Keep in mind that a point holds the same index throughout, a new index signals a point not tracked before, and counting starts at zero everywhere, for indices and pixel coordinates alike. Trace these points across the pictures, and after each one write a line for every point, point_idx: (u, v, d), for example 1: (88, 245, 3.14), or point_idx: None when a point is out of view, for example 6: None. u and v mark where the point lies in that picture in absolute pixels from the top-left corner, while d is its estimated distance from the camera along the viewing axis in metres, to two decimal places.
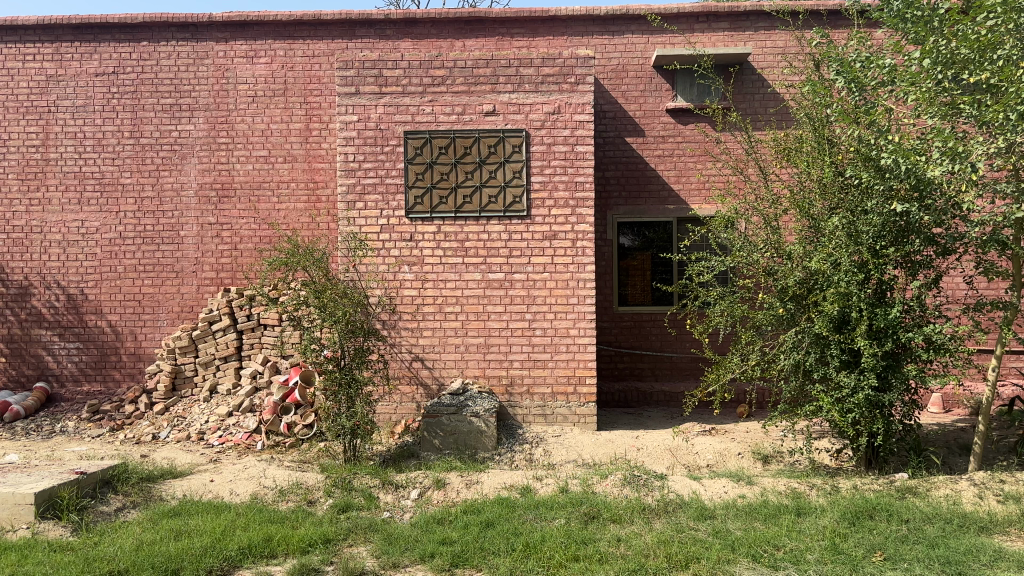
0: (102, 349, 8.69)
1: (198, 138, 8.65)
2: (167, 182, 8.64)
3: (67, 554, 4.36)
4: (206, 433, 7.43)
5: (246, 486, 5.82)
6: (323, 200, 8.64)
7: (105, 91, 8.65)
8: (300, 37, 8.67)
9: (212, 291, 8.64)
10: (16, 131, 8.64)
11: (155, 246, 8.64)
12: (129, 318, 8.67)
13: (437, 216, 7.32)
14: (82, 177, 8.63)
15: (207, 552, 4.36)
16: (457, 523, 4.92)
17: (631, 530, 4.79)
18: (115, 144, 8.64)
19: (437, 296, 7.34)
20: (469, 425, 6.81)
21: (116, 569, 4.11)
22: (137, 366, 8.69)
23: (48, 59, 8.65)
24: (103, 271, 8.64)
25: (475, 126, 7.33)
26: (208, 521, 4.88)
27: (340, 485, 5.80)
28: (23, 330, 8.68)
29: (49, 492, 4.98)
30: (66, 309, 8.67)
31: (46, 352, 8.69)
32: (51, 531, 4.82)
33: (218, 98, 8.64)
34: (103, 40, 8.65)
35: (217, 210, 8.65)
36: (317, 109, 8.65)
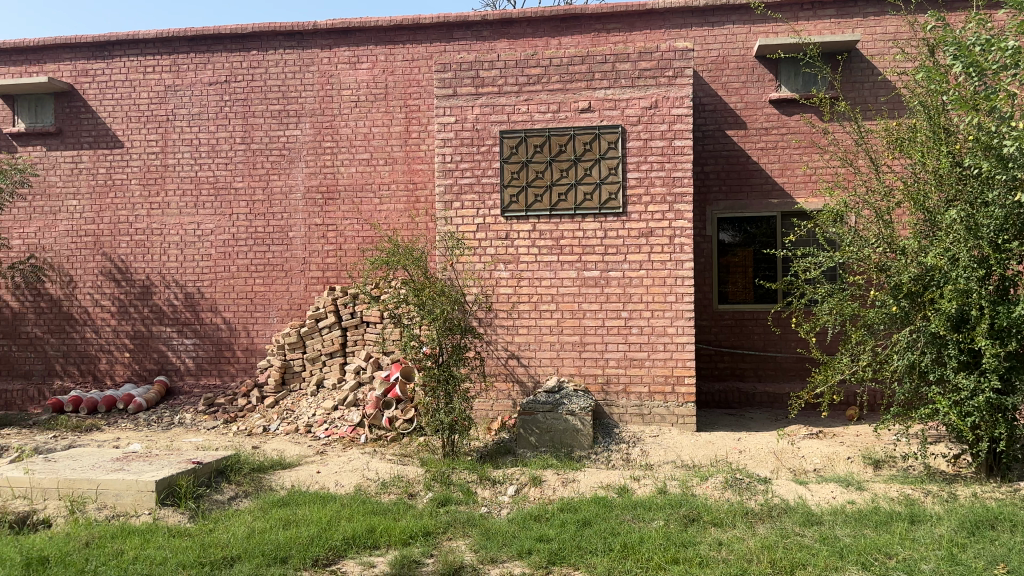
0: (216, 345, 9.12)
1: (305, 143, 8.97)
2: (275, 185, 9.00)
3: (185, 539, 4.60)
4: (313, 426, 7.70)
5: (350, 478, 5.99)
6: (422, 201, 8.78)
7: (219, 100, 9.08)
8: (400, 41, 8.85)
9: (318, 291, 8.94)
10: (138, 139, 9.19)
11: (265, 247, 9.01)
12: (243, 316, 9.07)
13: (532, 214, 7.34)
14: (199, 181, 9.10)
15: (314, 541, 4.50)
16: (554, 520, 4.92)
17: (733, 534, 4.66)
18: (228, 150, 9.06)
19: (532, 295, 7.36)
20: (565, 423, 6.78)
21: (230, 554, 4.31)
22: (249, 361, 9.08)
23: (167, 70, 9.15)
24: (218, 271, 9.08)
25: (571, 123, 7.31)
26: (315, 511, 5.06)
27: (439, 479, 5.90)
28: (146, 326, 9.23)
29: (168, 480, 5.28)
30: (184, 307, 9.15)
31: (167, 347, 9.21)
32: (170, 517, 5.10)
33: (323, 103, 8.94)
34: (216, 50, 9.09)
35: (323, 212, 8.94)
36: (416, 112, 8.81)
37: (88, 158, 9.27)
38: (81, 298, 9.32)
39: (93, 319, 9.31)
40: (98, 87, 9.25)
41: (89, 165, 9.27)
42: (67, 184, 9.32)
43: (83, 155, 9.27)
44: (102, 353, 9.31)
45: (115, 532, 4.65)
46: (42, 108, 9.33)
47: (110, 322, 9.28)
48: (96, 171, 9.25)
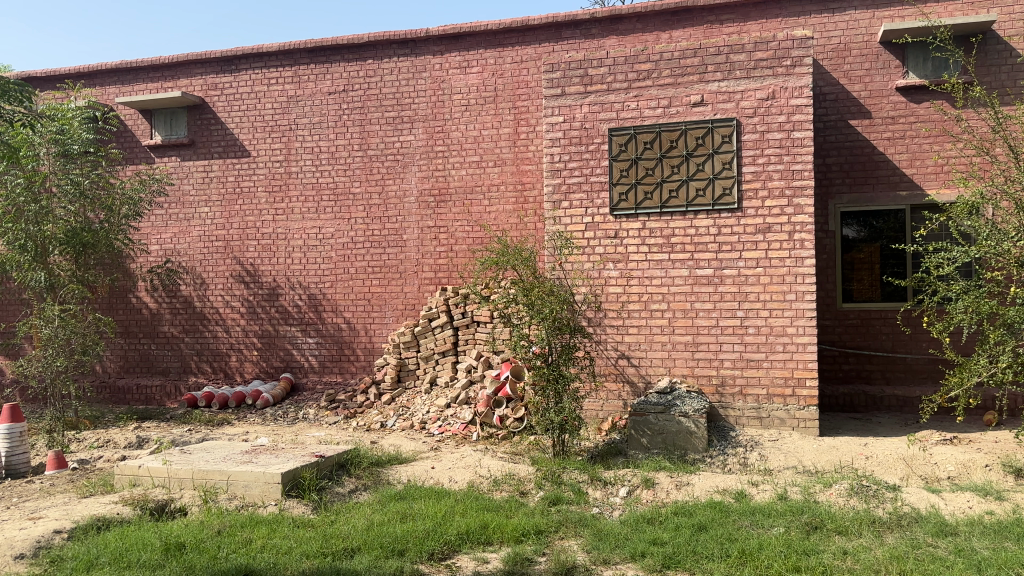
0: (336, 344, 9.48)
1: (418, 147, 9.20)
2: (391, 190, 9.28)
3: (308, 530, 4.81)
4: (427, 423, 7.89)
5: (463, 474, 6.10)
6: (530, 201, 8.82)
7: (337, 108, 9.45)
8: (510, 43, 8.94)
9: (431, 291, 9.14)
10: (264, 148, 9.68)
11: (381, 249, 9.31)
12: (361, 316, 9.39)
13: (643, 212, 7.25)
14: (319, 187, 9.49)
15: (430, 535, 4.61)
16: (668, 523, 4.85)
17: (859, 543, 4.46)
18: (346, 156, 9.41)
19: (643, 294, 7.27)
20: (677, 425, 6.63)
21: (351, 546, 4.47)
22: (367, 360, 9.39)
23: (289, 81, 9.59)
24: (338, 273, 9.45)
25: (683, 118, 7.18)
26: (430, 506, 5.18)
27: (550, 478, 5.92)
28: (272, 326, 9.70)
29: (293, 472, 5.54)
30: (306, 307, 9.57)
31: (291, 346, 9.65)
32: (295, 507, 5.34)
33: (435, 108, 9.15)
34: (334, 60, 9.46)
35: (435, 214, 9.14)
36: (525, 113, 8.87)
37: (218, 167, 9.83)
38: (213, 299, 9.90)
39: (224, 319, 9.86)
40: (226, 99, 9.80)
41: (218, 174, 9.84)
42: (200, 192, 9.92)
43: (213, 165, 9.84)
44: (232, 351, 9.85)
45: (245, 521, 4.91)
46: (176, 121, 9.96)
47: (239, 322, 9.81)
48: (226, 180, 9.81)
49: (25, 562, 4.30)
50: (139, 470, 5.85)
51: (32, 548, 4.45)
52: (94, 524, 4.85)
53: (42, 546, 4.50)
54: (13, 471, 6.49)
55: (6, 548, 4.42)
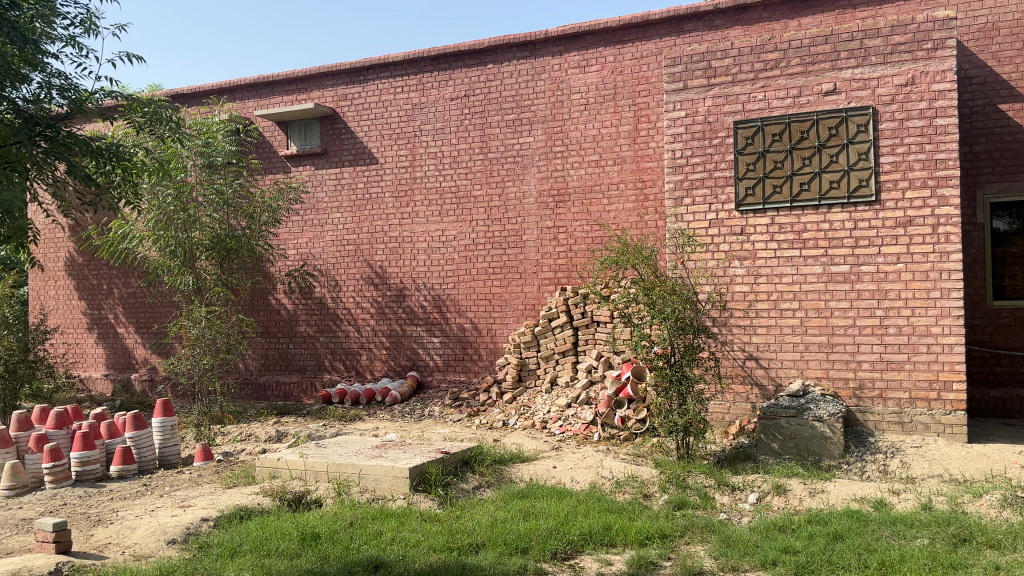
0: (459, 343, 9.69)
1: (537, 148, 9.27)
2: (511, 191, 9.39)
3: (435, 524, 4.94)
4: (548, 422, 7.93)
5: (586, 475, 6.09)
6: (651, 199, 8.70)
7: (459, 113, 9.65)
8: (629, 39, 8.85)
9: (551, 291, 9.18)
10: (390, 154, 10.02)
11: (502, 250, 9.43)
12: (483, 316, 9.55)
13: (771, 207, 7.00)
14: (442, 191, 9.74)
15: (553, 534, 4.64)
16: (800, 532, 4.66)
17: (1015, 559, 4.13)
18: (468, 160, 9.60)
19: (772, 292, 7.02)
20: (811, 430, 6.38)
21: (476, 541, 4.56)
22: (489, 359, 9.54)
23: (413, 89, 9.89)
24: (461, 274, 9.65)
25: (814, 108, 6.88)
26: (553, 505, 5.20)
27: (675, 481, 5.82)
28: (399, 326, 10.02)
29: (420, 467, 5.72)
30: (431, 308, 9.82)
31: (417, 345, 9.93)
32: (422, 501, 5.49)
33: (555, 109, 9.19)
34: (456, 66, 9.67)
35: (555, 214, 9.18)
36: (645, 109, 8.76)
37: (349, 174, 10.26)
38: (345, 300, 10.33)
39: (355, 320, 10.27)
40: (355, 109, 10.21)
41: (349, 181, 10.26)
42: (332, 199, 10.38)
43: (344, 172, 10.28)
44: (362, 349, 10.24)
45: (375, 514, 5.10)
46: (310, 131, 10.46)
47: (369, 322, 10.19)
48: (355, 186, 10.22)
49: (176, 547, 4.66)
50: (278, 463, 6.20)
51: (183, 534, 4.81)
52: (238, 513, 5.17)
53: (191, 532, 4.85)
54: (166, 461, 7.01)
55: (160, 534, 4.81)
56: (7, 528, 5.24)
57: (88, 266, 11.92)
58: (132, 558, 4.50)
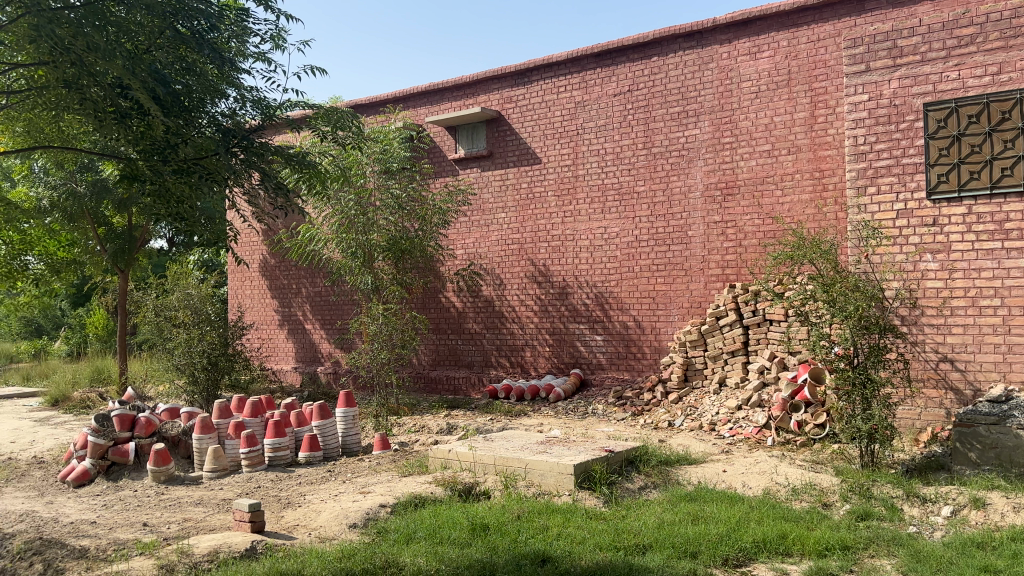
0: (622, 341, 9.59)
1: (704, 140, 8.99)
2: (676, 186, 9.17)
3: (602, 522, 4.90)
4: (717, 424, 7.67)
5: (759, 480, 5.83)
6: (830, 189, 8.19)
7: (622, 109, 9.55)
8: (804, 22, 8.37)
9: (719, 288, 8.87)
10: (553, 153, 10.09)
11: (667, 247, 9.22)
12: (648, 313, 9.39)
13: (968, 194, 6.38)
14: (605, 188, 9.68)
15: (723, 540, 4.46)
16: (1004, 550, 4.21)
17: None
18: (631, 156, 9.48)
19: (970, 288, 6.40)
20: (1015, 439, 5.73)
21: (644, 542, 4.48)
22: (654, 358, 9.36)
23: (577, 87, 9.90)
24: (625, 271, 9.55)
25: (1016, 85, 6.22)
26: (724, 510, 5.02)
27: (857, 491, 5.43)
28: (563, 324, 10.06)
29: (585, 465, 5.72)
30: (594, 305, 9.79)
31: (581, 343, 9.93)
32: (588, 499, 5.47)
33: (723, 99, 8.87)
34: (620, 61, 9.57)
35: (723, 208, 8.86)
36: (823, 95, 8.25)
37: (514, 175, 10.44)
38: (510, 298, 10.52)
39: (519, 317, 10.43)
40: (520, 111, 10.36)
41: (514, 181, 10.45)
42: (497, 199, 10.61)
43: (509, 173, 10.47)
44: (527, 346, 10.38)
45: (542, 508, 5.14)
46: (477, 134, 10.72)
47: (532, 319, 10.32)
48: (520, 186, 10.39)
49: (357, 531, 4.92)
50: (449, 454, 6.42)
51: (362, 519, 5.08)
52: (413, 501, 5.38)
53: (371, 517, 5.10)
54: (348, 449, 7.44)
55: (343, 518, 5.11)
56: (211, 507, 5.77)
57: (279, 267, 12.93)
58: (318, 539, 4.80)
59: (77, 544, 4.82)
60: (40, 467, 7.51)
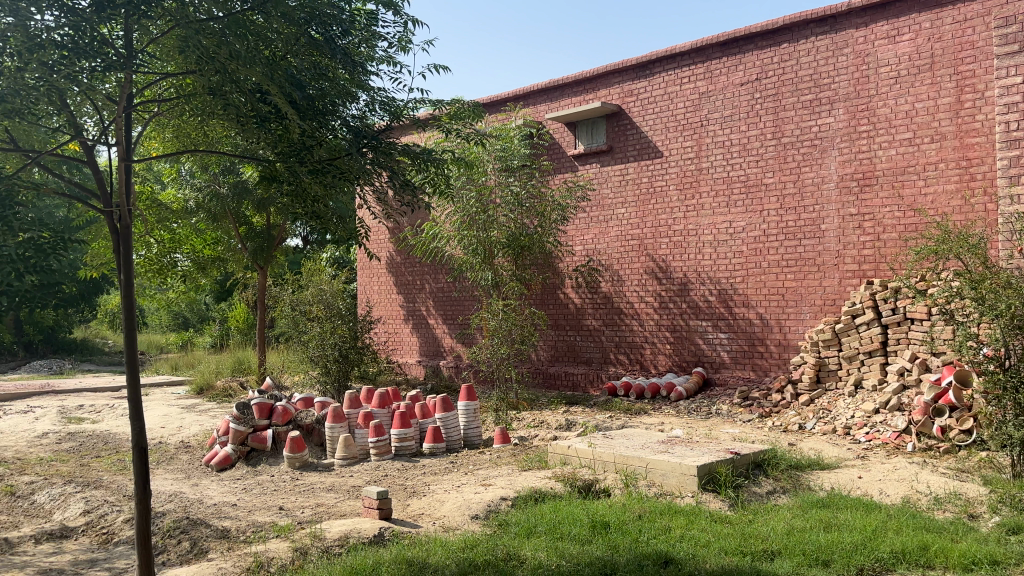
0: (748, 339, 9.27)
1: (838, 129, 8.55)
2: (807, 177, 8.77)
3: (727, 526, 4.75)
4: (852, 428, 7.30)
5: (897, 488, 5.49)
6: (978, 179, 7.61)
7: (750, 99, 9.22)
8: (948, 2, 7.82)
9: (854, 284, 8.41)
10: (676, 146, 9.87)
11: (797, 241, 8.84)
12: (776, 311, 9.03)
13: None
14: (731, 181, 9.37)
15: (858, 549, 4.23)
16: None
17: None
18: (759, 147, 9.14)
19: None
20: None
21: (771, 548, 4.31)
22: (782, 357, 8.99)
23: (701, 78, 9.63)
24: (750, 267, 9.22)
25: None
26: (859, 518, 4.75)
27: (1010, 502, 5.01)
28: (685, 321, 9.83)
29: (709, 466, 5.57)
30: (718, 302, 9.50)
31: (704, 341, 9.67)
32: (712, 502, 5.31)
33: (859, 85, 8.41)
34: (747, 49, 9.25)
35: (859, 200, 8.40)
36: (970, 78, 7.66)
37: (634, 170, 10.29)
38: (630, 294, 10.38)
39: (639, 314, 10.27)
40: (641, 104, 10.19)
41: (634, 176, 10.29)
42: (617, 194, 10.48)
43: (629, 167, 10.33)
44: (647, 344, 10.22)
45: (663, 509, 5.04)
46: (597, 128, 10.64)
47: (653, 316, 10.13)
48: (641, 181, 10.22)
49: (479, 522, 4.99)
50: (569, 450, 6.42)
51: (484, 511, 5.15)
52: (533, 496, 5.41)
53: (492, 509, 5.17)
54: (470, 442, 7.53)
55: (465, 509, 5.19)
56: (341, 493, 6.01)
57: (404, 264, 13.31)
58: (442, 529, 4.91)
59: (219, 525, 5.14)
60: (188, 450, 8.08)
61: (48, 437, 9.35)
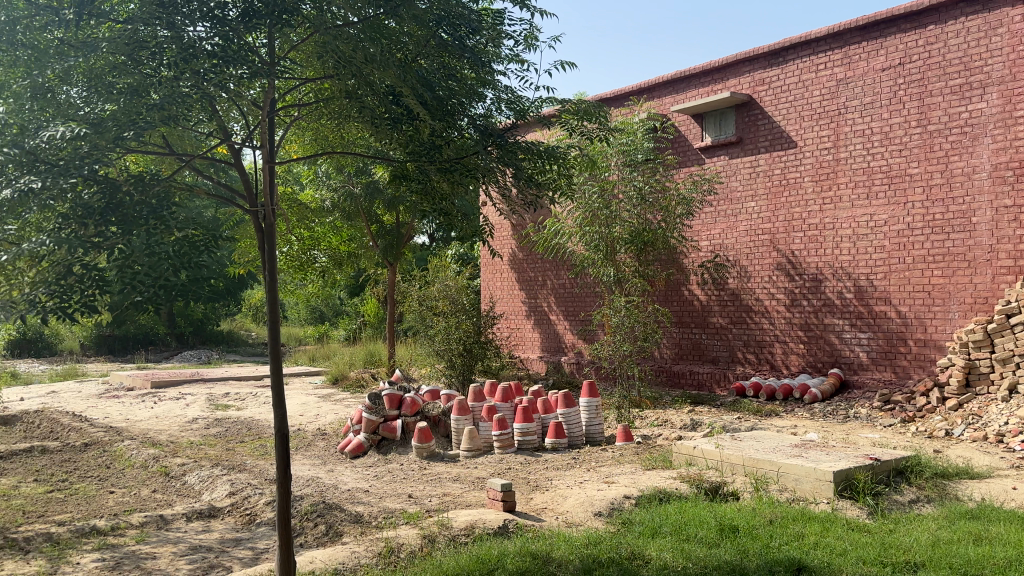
0: (889, 338, 8.75)
1: (992, 115, 7.93)
2: (956, 167, 8.18)
3: (865, 535, 4.51)
4: (1006, 435, 6.74)
5: None
6: None
7: (892, 84, 8.70)
8: None
9: (1010, 282, 7.78)
10: (811, 137, 9.44)
11: (945, 235, 8.27)
12: (920, 309, 8.48)
13: None
14: (871, 171, 8.88)
15: (1013, 565, 3.91)
16: None
17: None
18: (902, 135, 8.61)
19: None
20: None
21: (914, 560, 4.05)
22: (927, 358, 8.43)
23: (838, 64, 9.17)
24: (893, 262, 8.70)
25: None
26: (1014, 532, 4.40)
27: None
28: (819, 319, 9.40)
29: (846, 473, 5.30)
30: (856, 300, 9.02)
31: (840, 340, 9.21)
32: (849, 509, 5.06)
33: (1016, 67, 7.77)
34: (889, 33, 8.74)
35: (1016, 191, 7.76)
36: None
37: (765, 161, 9.93)
38: (759, 291, 10.02)
39: (770, 311, 9.90)
40: (773, 93, 9.82)
41: (766, 167, 9.93)
42: (747, 187, 10.14)
43: (760, 159, 9.97)
44: (778, 343, 9.84)
45: (796, 514, 4.84)
46: (725, 120, 10.34)
47: (784, 314, 9.75)
48: (772, 173, 9.85)
49: (602, 520, 4.97)
50: (694, 452, 6.28)
51: (608, 508, 5.12)
52: (658, 495, 5.33)
53: (616, 507, 5.13)
54: (592, 439, 7.51)
55: (588, 506, 5.18)
56: (466, 484, 6.14)
57: (527, 260, 13.41)
58: (565, 524, 4.92)
59: (352, 510, 5.36)
60: (323, 438, 8.48)
61: (199, 422, 10.06)
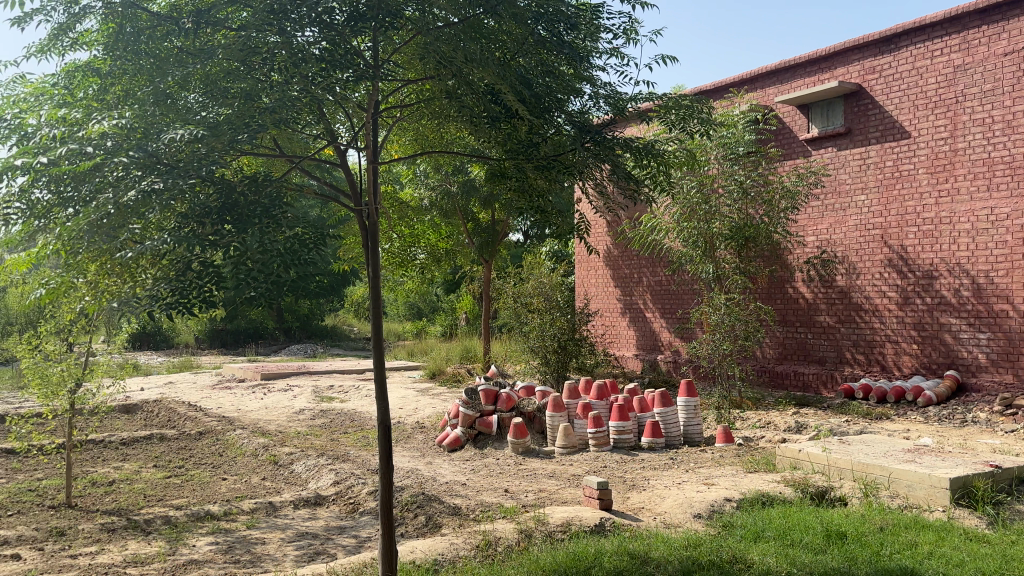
0: (1011, 339, 8.23)
1: None
2: None
3: (985, 546, 4.25)
4: None
5: None
6: None
7: (1016, 70, 8.17)
8: None
9: None
10: (926, 126, 8.97)
11: None
12: None
13: None
14: (992, 162, 8.37)
15: None
16: None
17: None
18: None
19: None
20: None
21: None
22: None
23: (956, 49, 8.68)
24: (1016, 259, 8.17)
25: None
26: None
27: None
28: (934, 318, 8.93)
29: (964, 480, 5.01)
30: (975, 298, 8.53)
31: (956, 340, 8.72)
32: (967, 519, 4.79)
33: None
34: (1013, 15, 8.21)
35: None
36: None
37: (876, 153, 9.49)
38: (868, 288, 9.59)
39: (879, 310, 9.47)
40: (884, 81, 9.37)
41: (876, 160, 9.49)
42: (857, 180, 9.71)
43: (870, 151, 9.54)
44: (888, 343, 9.39)
45: (908, 522, 4.61)
46: (833, 110, 9.92)
47: (895, 312, 9.31)
48: (883, 165, 9.40)
49: (702, 522, 4.88)
50: (799, 454, 6.06)
51: (707, 510, 5.02)
52: (760, 499, 5.18)
53: (716, 510, 5.03)
54: (690, 439, 7.37)
55: (687, 507, 5.10)
56: (563, 480, 6.15)
57: (623, 256, 13.28)
58: (663, 525, 4.86)
59: (450, 503, 5.46)
60: (422, 431, 8.67)
61: (305, 413, 10.47)
